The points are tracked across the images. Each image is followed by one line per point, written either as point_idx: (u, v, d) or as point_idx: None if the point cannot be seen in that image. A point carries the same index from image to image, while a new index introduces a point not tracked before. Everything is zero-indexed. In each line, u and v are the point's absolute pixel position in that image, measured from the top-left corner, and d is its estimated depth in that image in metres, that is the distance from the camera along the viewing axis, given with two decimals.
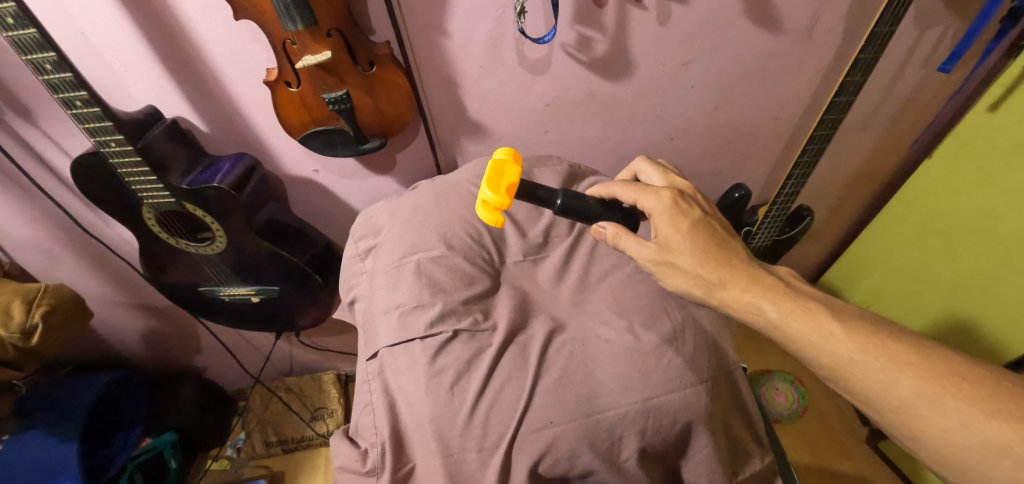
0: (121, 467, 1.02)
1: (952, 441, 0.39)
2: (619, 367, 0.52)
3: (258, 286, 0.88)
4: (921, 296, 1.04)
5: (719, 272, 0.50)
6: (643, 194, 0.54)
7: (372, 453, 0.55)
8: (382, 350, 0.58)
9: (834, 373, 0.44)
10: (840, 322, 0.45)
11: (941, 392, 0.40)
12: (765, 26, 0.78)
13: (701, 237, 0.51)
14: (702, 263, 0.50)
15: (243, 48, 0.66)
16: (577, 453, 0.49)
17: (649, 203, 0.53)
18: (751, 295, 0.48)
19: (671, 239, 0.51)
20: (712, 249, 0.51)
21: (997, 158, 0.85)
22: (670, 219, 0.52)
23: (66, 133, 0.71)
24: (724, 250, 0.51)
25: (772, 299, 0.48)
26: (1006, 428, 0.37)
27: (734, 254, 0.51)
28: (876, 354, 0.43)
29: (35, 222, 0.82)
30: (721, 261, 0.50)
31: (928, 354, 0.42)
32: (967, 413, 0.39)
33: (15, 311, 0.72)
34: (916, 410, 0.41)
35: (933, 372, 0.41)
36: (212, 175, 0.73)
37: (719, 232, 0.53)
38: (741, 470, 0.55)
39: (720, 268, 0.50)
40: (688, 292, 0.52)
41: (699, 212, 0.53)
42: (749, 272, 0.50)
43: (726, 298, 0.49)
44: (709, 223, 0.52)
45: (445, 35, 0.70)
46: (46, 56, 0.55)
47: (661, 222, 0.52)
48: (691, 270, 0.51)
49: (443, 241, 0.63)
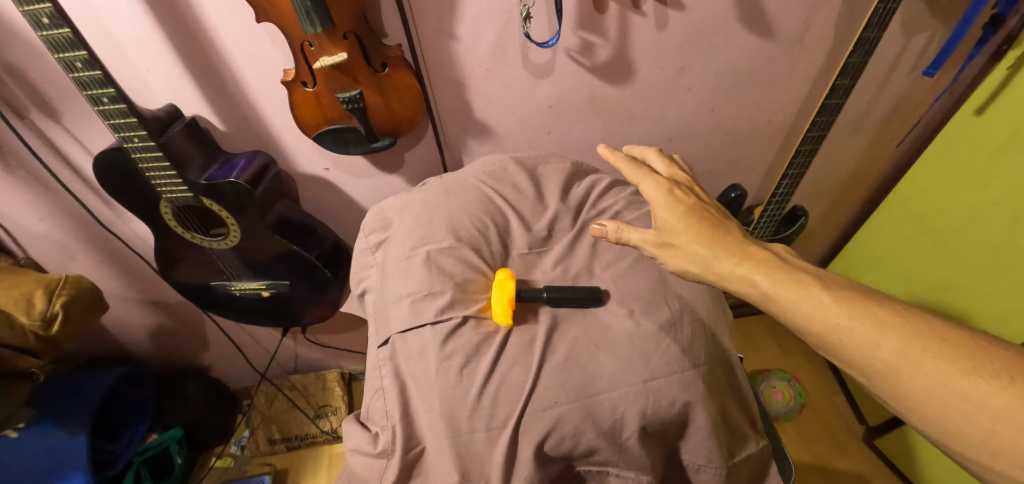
0: (128, 463, 1.03)
1: (933, 397, 0.41)
2: (621, 352, 0.55)
3: (269, 281, 0.91)
4: (913, 293, 1.07)
5: (712, 249, 0.52)
6: (642, 181, 0.59)
7: (383, 436, 0.57)
8: (393, 337, 0.60)
9: (821, 339, 0.46)
10: (827, 290, 0.47)
11: (923, 353, 0.42)
12: (758, 32, 0.82)
13: (695, 219, 0.55)
14: (698, 241, 0.53)
15: (261, 50, 0.69)
16: (581, 432, 0.51)
17: (648, 190, 0.58)
18: (745, 269, 0.50)
19: (667, 222, 0.55)
20: (706, 228, 0.54)
21: (984, 159, 0.88)
22: (666, 205, 0.56)
23: (90, 130, 0.74)
24: (720, 230, 0.54)
25: (765, 272, 0.49)
26: (981, 384, 0.40)
27: (730, 233, 0.54)
28: (861, 318, 0.44)
29: (52, 217, 0.85)
30: (716, 238, 0.53)
31: (910, 317, 0.44)
32: (945, 371, 0.41)
33: (37, 300, 0.75)
34: (897, 371, 0.43)
35: (915, 333, 0.43)
36: (228, 171, 0.76)
37: (715, 216, 0.56)
38: (736, 452, 0.57)
39: (715, 246, 0.53)
40: (687, 270, 0.54)
41: (695, 200, 0.57)
42: (741, 249, 0.52)
43: (723, 272, 0.51)
44: (704, 208, 0.56)
45: (454, 38, 0.74)
46: (77, 54, 0.58)
47: (658, 208, 0.57)
48: (689, 249, 0.54)
49: (452, 233, 0.65)
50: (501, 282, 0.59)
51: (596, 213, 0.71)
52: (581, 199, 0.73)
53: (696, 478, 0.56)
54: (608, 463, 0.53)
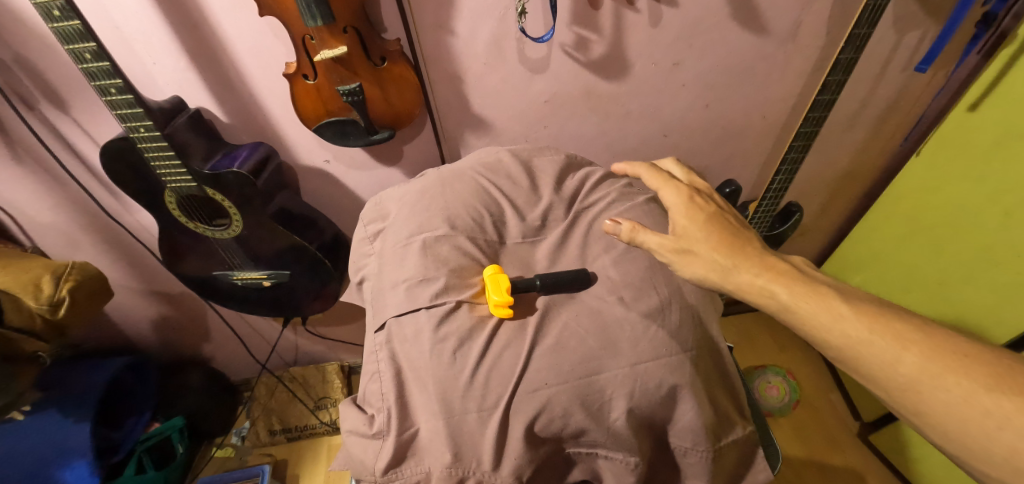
0: (130, 450, 1.07)
1: (954, 412, 0.43)
2: (610, 336, 0.56)
3: (270, 271, 0.93)
4: (908, 291, 1.08)
5: (727, 256, 0.59)
6: (668, 191, 0.68)
7: (379, 417, 0.58)
8: (390, 321, 0.62)
9: (844, 352, 0.49)
10: (850, 305, 0.50)
11: (944, 369, 0.45)
12: (750, 29, 0.83)
13: (714, 228, 0.62)
14: (715, 249, 0.60)
15: (264, 44, 0.71)
16: (570, 412, 0.53)
17: (672, 200, 0.66)
18: (762, 279, 0.55)
19: (688, 230, 0.62)
20: (723, 237, 0.61)
21: (976, 156, 0.89)
22: (688, 215, 0.64)
23: (97, 121, 0.76)
24: (737, 240, 0.60)
25: (782, 283, 0.54)
26: (1003, 401, 0.42)
27: (748, 244, 0.60)
28: (883, 334, 0.47)
29: (59, 207, 0.87)
30: (733, 248, 0.60)
31: (934, 335, 0.47)
32: (967, 388, 0.43)
33: (45, 284, 0.77)
34: (918, 384, 0.45)
35: (938, 351, 0.45)
36: (231, 161, 0.78)
37: (732, 225, 0.63)
38: (723, 437, 0.58)
39: (732, 254, 0.59)
40: (706, 277, 0.59)
41: (714, 209, 0.65)
42: (759, 259, 0.57)
43: (741, 282, 0.57)
44: (721, 217, 0.64)
45: (451, 33, 0.75)
46: (86, 45, 0.60)
47: (680, 217, 0.64)
48: (707, 256, 0.60)
49: (448, 222, 0.67)
50: (494, 277, 0.60)
51: (589, 203, 0.73)
52: (574, 190, 0.74)
53: (683, 461, 0.57)
54: (597, 444, 0.54)
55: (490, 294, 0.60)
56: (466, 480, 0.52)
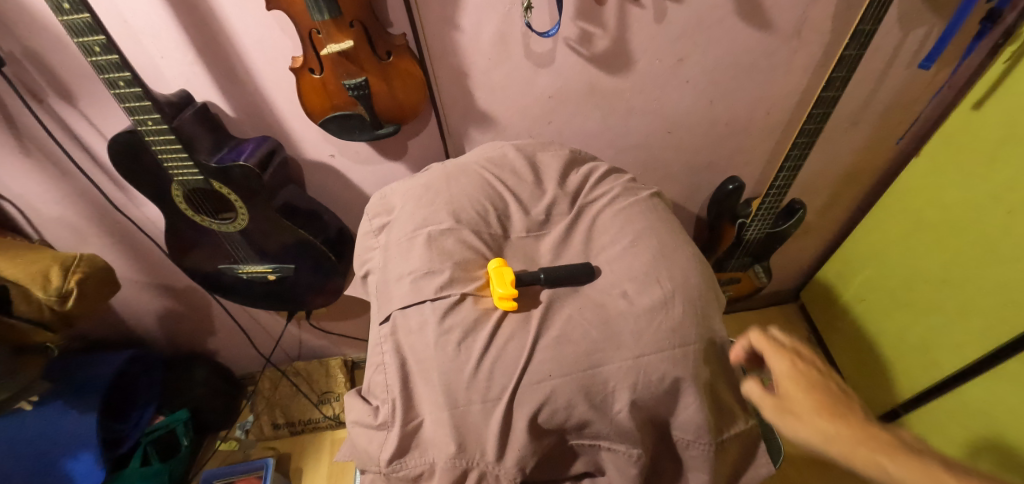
0: (136, 442, 1.09)
1: None
2: (613, 329, 0.57)
3: (275, 265, 0.93)
4: (911, 288, 1.08)
5: (836, 425, 0.50)
6: (767, 349, 0.59)
7: (383, 409, 0.59)
8: (395, 313, 0.62)
9: None
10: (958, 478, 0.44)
11: None
12: (755, 25, 0.83)
13: (818, 393, 0.53)
14: (819, 413, 0.51)
15: (270, 38, 0.72)
16: (573, 404, 0.53)
17: (773, 361, 0.58)
18: (872, 452, 0.47)
19: (788, 391, 0.54)
20: (829, 404, 0.52)
21: (981, 153, 0.89)
22: (789, 377, 0.55)
23: (105, 115, 0.77)
24: (844, 408, 0.52)
25: (888, 454, 0.47)
26: None
27: (857, 415, 0.51)
28: None
29: (66, 199, 0.87)
30: (839, 416, 0.51)
31: None
32: None
33: (53, 276, 0.77)
34: None
35: None
36: (237, 154, 0.79)
37: (838, 392, 0.54)
38: (726, 429, 0.58)
39: (840, 424, 0.50)
40: (808, 442, 0.51)
41: (821, 374, 0.56)
42: (867, 430, 0.49)
43: (848, 456, 0.48)
44: (829, 383, 0.55)
45: (456, 28, 0.76)
46: (95, 38, 0.60)
47: (783, 380, 0.56)
48: (810, 420, 0.51)
49: (452, 216, 0.67)
50: (498, 270, 0.61)
51: (593, 198, 0.73)
52: (578, 185, 0.74)
53: (686, 453, 0.58)
54: (600, 436, 0.55)
55: (494, 287, 0.60)
56: (470, 471, 0.52)
